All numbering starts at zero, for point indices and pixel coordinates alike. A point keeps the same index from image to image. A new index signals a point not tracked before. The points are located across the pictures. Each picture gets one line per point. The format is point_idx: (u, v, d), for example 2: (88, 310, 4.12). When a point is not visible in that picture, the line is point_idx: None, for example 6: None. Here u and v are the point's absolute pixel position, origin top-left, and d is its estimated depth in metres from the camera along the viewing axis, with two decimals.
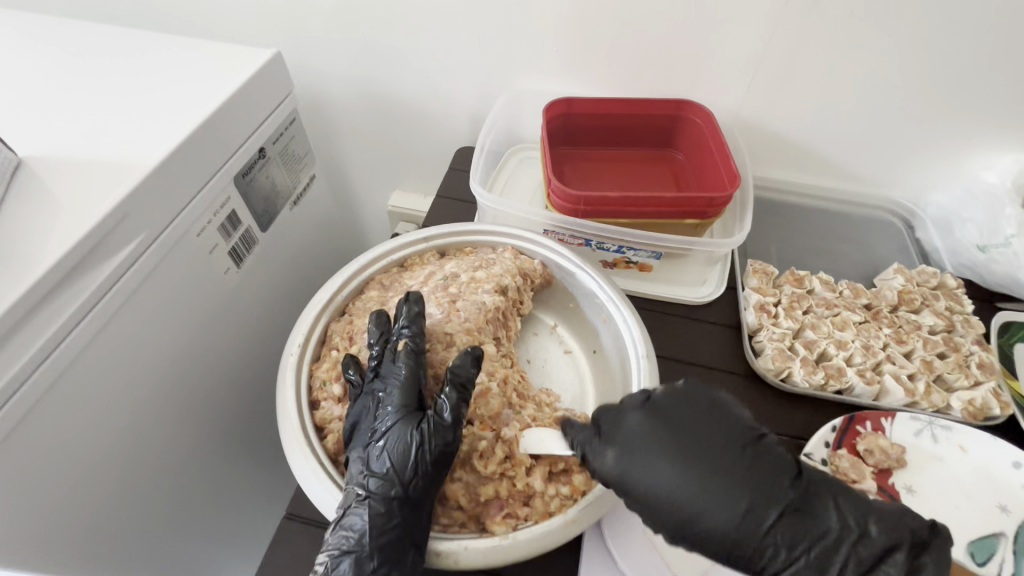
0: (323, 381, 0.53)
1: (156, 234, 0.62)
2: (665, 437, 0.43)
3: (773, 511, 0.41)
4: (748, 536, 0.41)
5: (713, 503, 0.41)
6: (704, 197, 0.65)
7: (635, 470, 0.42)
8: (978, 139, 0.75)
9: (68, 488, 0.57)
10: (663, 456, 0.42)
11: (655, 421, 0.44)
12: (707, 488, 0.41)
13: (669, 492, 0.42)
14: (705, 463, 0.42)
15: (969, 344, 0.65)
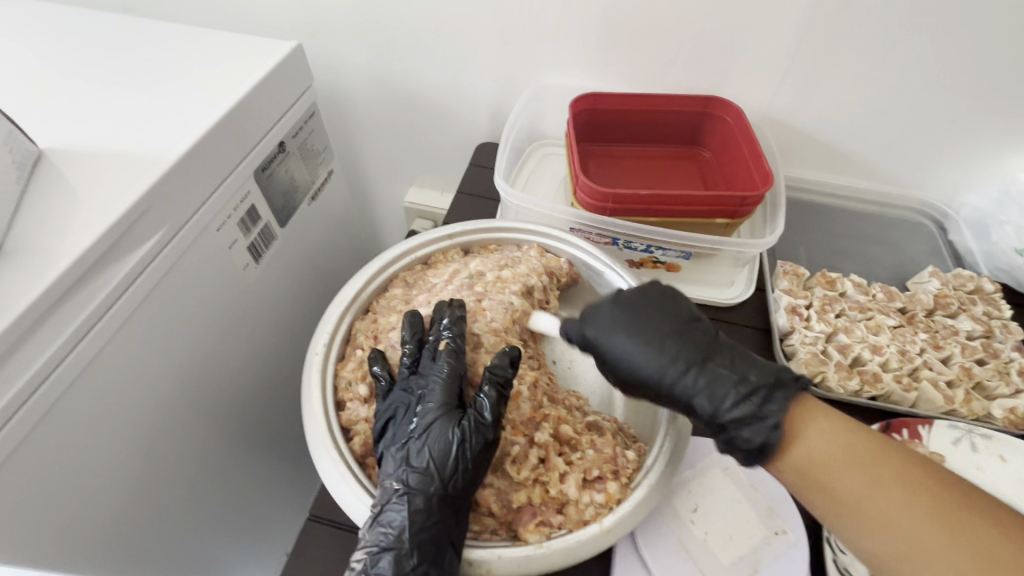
0: (349, 381, 0.52)
1: (177, 229, 0.61)
2: (628, 317, 0.51)
3: (715, 365, 0.46)
4: (681, 370, 0.47)
5: (652, 367, 0.48)
6: (737, 197, 0.63)
7: (605, 343, 0.51)
8: (1017, 139, 0.73)
9: (90, 484, 0.56)
10: (620, 328, 0.50)
11: (622, 301, 0.52)
12: (657, 350, 0.48)
13: (626, 370, 0.49)
14: (653, 338, 0.49)
15: (1007, 350, 0.64)
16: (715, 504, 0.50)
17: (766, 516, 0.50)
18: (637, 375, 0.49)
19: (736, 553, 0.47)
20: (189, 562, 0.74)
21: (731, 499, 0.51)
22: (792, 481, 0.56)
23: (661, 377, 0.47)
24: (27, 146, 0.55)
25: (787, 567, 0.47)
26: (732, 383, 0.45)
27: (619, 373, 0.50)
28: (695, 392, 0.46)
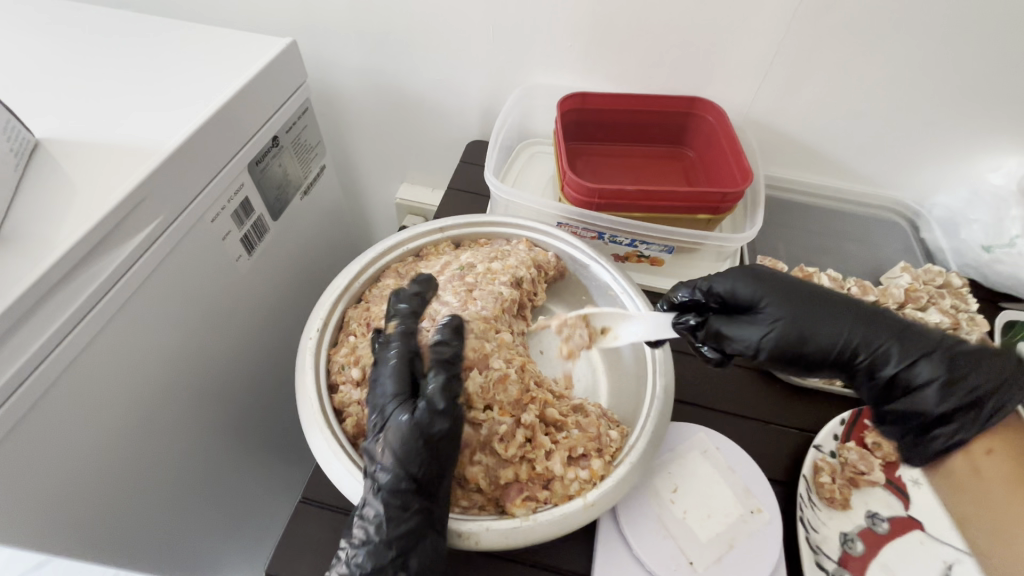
0: (342, 365, 0.53)
1: (171, 218, 0.62)
2: (786, 288, 0.50)
3: (893, 339, 0.46)
4: (858, 330, 0.46)
5: (822, 326, 0.47)
6: (718, 193, 0.65)
7: (748, 299, 0.50)
8: (984, 141, 0.77)
9: (85, 466, 0.57)
10: (769, 288, 0.50)
11: (756, 268, 0.52)
12: (815, 310, 0.48)
13: (799, 332, 0.47)
14: (801, 302, 0.48)
15: (975, 341, 0.66)
16: (694, 484, 0.52)
17: (743, 495, 0.52)
18: (807, 334, 0.47)
19: (714, 531, 0.49)
20: (179, 550, 0.75)
21: (710, 480, 0.53)
22: (769, 465, 0.58)
23: (835, 339, 0.46)
24: (24, 136, 0.56)
25: (762, 544, 0.49)
26: (903, 340, 0.46)
27: (784, 334, 0.47)
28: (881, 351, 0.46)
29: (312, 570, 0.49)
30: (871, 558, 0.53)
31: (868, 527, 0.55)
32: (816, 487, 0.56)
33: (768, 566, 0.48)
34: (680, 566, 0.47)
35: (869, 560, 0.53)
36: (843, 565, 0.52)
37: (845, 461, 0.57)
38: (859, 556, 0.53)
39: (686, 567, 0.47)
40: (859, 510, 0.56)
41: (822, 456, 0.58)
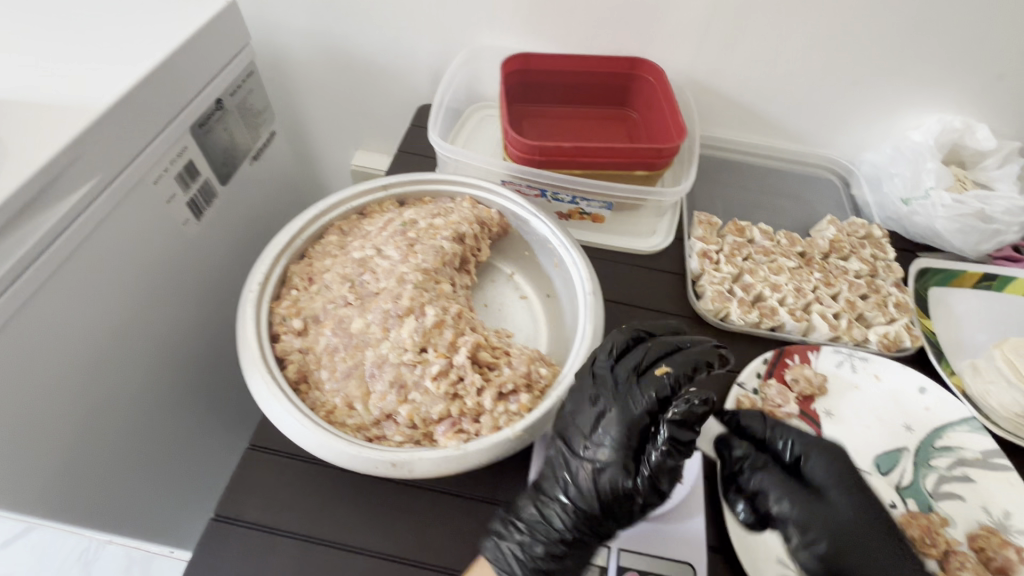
0: (284, 316, 0.55)
1: (111, 177, 0.61)
2: (854, 484, 0.54)
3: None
4: (894, 560, 0.49)
5: (888, 517, 0.52)
6: (653, 149, 0.68)
7: (818, 473, 0.54)
8: (906, 100, 0.81)
9: (43, 432, 0.57)
10: (854, 494, 0.53)
11: (836, 452, 0.56)
12: (895, 545, 0.50)
13: (859, 498, 0.52)
14: (864, 507, 0.52)
15: (888, 287, 0.72)
16: None
17: None
18: (862, 495, 0.53)
19: None
20: (147, 511, 0.75)
21: None
22: None
23: (901, 526, 0.52)
24: None
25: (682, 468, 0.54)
26: None
27: (836, 461, 0.55)
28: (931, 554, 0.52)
29: (261, 509, 0.52)
30: None
31: None
32: None
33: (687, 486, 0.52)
34: None
35: None
36: None
37: (765, 397, 0.63)
38: None
39: None
40: None
41: (745, 393, 0.62)
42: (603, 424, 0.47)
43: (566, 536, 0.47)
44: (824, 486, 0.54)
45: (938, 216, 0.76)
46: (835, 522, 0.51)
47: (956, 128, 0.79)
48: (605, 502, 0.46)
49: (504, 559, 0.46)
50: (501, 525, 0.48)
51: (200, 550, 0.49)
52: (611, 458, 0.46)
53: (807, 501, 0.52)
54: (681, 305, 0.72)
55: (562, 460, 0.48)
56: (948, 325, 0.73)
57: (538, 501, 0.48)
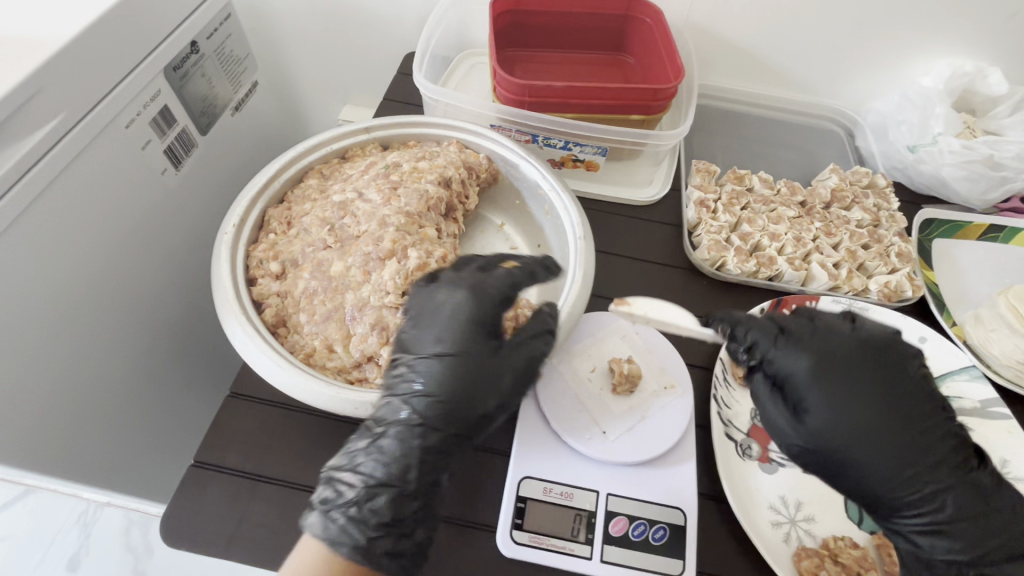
0: (260, 260, 0.53)
1: (78, 118, 0.58)
2: (851, 387, 0.46)
3: (933, 485, 0.45)
4: (903, 467, 0.45)
5: (882, 413, 0.46)
6: (649, 89, 0.65)
7: (803, 379, 0.47)
8: (916, 43, 0.77)
9: (21, 382, 0.55)
10: (846, 398, 0.46)
11: (824, 351, 0.47)
12: (906, 446, 0.45)
13: (840, 402, 0.46)
14: (864, 412, 0.45)
15: (891, 236, 0.69)
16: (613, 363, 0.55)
17: (657, 373, 0.54)
18: (851, 402, 0.46)
19: (629, 404, 0.52)
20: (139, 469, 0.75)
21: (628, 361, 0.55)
22: (690, 351, 0.61)
23: (902, 424, 0.46)
24: None
25: (674, 413, 0.52)
26: (944, 489, 0.45)
27: (811, 370, 0.46)
28: (936, 451, 0.46)
29: (242, 456, 0.51)
30: None
31: None
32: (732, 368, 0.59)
33: (679, 431, 0.51)
34: (595, 437, 0.50)
35: None
36: (751, 436, 0.55)
37: None
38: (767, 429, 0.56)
39: (599, 438, 0.50)
40: None
41: None
42: (444, 316, 0.45)
43: (411, 462, 0.42)
44: (811, 393, 0.46)
45: (945, 163, 0.73)
46: (819, 437, 0.46)
47: (967, 72, 0.76)
48: (443, 408, 0.43)
49: (337, 526, 0.40)
50: (323, 482, 0.42)
51: (179, 496, 0.48)
52: (448, 351, 0.44)
53: (792, 421, 0.47)
54: (677, 256, 0.70)
55: (396, 379, 0.44)
56: (950, 276, 0.71)
57: (374, 434, 0.43)
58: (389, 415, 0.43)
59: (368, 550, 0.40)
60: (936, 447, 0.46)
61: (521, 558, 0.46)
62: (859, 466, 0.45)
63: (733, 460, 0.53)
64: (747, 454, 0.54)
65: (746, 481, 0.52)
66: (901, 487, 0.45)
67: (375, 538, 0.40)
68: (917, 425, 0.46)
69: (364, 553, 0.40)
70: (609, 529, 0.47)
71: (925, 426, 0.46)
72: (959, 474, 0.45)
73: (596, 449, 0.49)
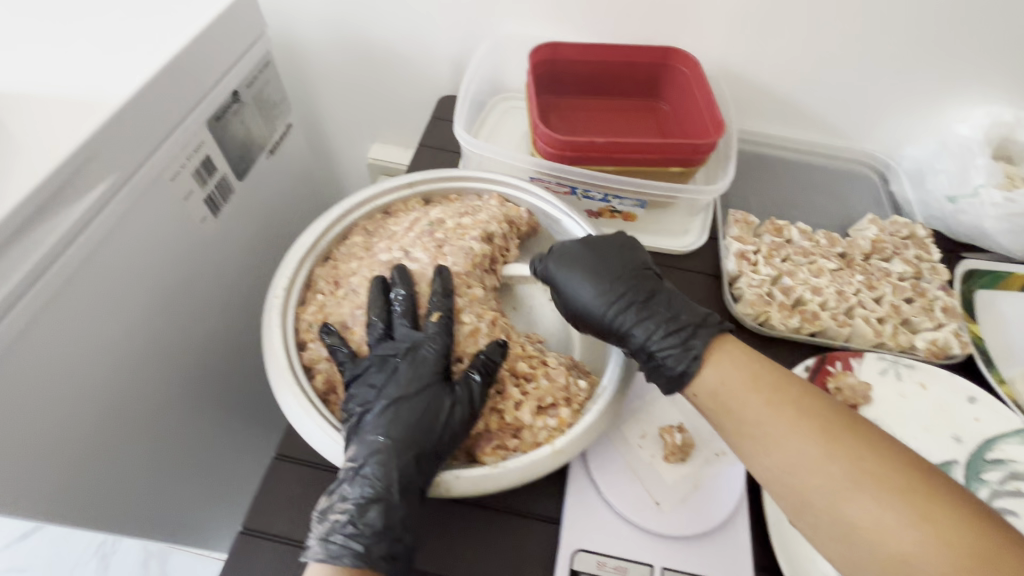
0: (310, 323, 0.53)
1: (128, 175, 0.59)
2: (600, 258, 0.55)
3: (666, 328, 0.50)
4: (646, 319, 0.51)
5: (618, 275, 0.54)
6: (690, 144, 0.65)
7: (568, 278, 0.55)
8: (954, 91, 0.77)
9: (60, 439, 0.55)
10: (583, 271, 0.54)
11: (590, 242, 0.56)
12: (644, 302, 0.52)
13: (596, 280, 0.54)
14: (610, 279, 0.53)
15: (934, 290, 0.68)
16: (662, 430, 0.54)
17: (708, 440, 0.54)
18: (583, 282, 0.54)
19: (680, 473, 0.52)
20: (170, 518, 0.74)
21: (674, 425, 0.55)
22: None
23: (628, 285, 0.53)
24: None
25: (728, 484, 0.51)
26: (677, 334, 0.50)
27: (565, 249, 0.56)
28: (660, 300, 0.52)
29: (290, 523, 0.50)
30: None
31: None
32: None
33: (732, 503, 0.50)
34: (647, 508, 0.50)
35: None
36: None
37: None
38: None
39: (652, 509, 0.50)
40: None
41: None
42: (400, 368, 0.48)
43: (393, 477, 0.43)
44: (565, 280, 0.55)
45: (987, 215, 0.72)
46: (595, 308, 0.53)
47: (1007, 122, 0.75)
48: (416, 428, 0.45)
49: (337, 546, 0.40)
50: (320, 507, 0.43)
51: (229, 565, 0.47)
52: (414, 388, 0.47)
53: (566, 301, 0.55)
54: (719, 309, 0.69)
55: (356, 417, 0.46)
56: (994, 330, 0.70)
57: (353, 465, 0.44)
58: (362, 449, 0.44)
59: (369, 557, 0.41)
60: (667, 300, 0.52)
61: None
62: (597, 312, 0.53)
63: (786, 529, 0.52)
64: None
65: (801, 553, 0.51)
66: (656, 335, 0.50)
67: (373, 544, 0.41)
68: (642, 287, 0.53)
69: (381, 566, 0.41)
70: None
71: (636, 290, 0.53)
72: (676, 323, 0.50)
73: (649, 521, 0.49)
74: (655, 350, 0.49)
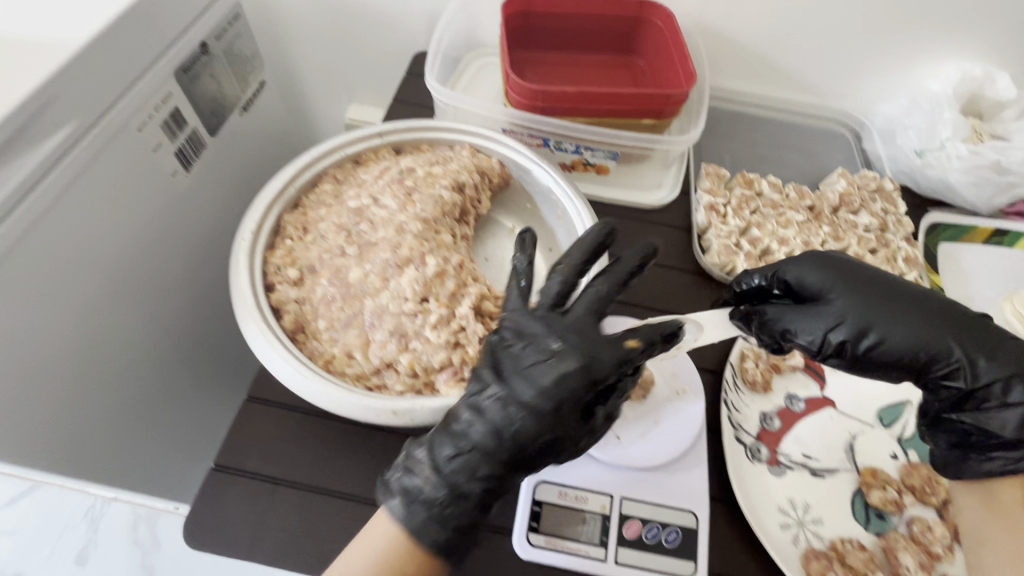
0: (278, 266, 0.54)
1: (92, 122, 0.58)
2: (845, 273, 0.50)
3: (981, 355, 0.46)
4: (938, 343, 0.46)
5: (884, 293, 0.48)
6: (662, 94, 0.65)
7: (814, 289, 0.50)
8: (927, 46, 0.77)
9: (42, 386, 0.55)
10: (853, 283, 0.49)
11: (822, 257, 0.51)
12: (945, 325, 0.47)
13: (859, 296, 0.48)
14: (873, 295, 0.48)
15: (897, 241, 0.70)
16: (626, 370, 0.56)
17: (670, 379, 0.56)
18: (892, 309, 0.47)
19: (641, 410, 0.54)
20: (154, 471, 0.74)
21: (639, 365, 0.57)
22: (700, 356, 0.62)
23: (927, 309, 0.48)
24: None
25: (686, 418, 0.54)
26: (1003, 361, 0.45)
27: (827, 264, 0.51)
28: (958, 319, 0.47)
29: (261, 460, 0.51)
30: (785, 434, 0.57)
31: (786, 406, 0.59)
32: (741, 373, 0.60)
33: (689, 437, 0.52)
34: (608, 442, 0.52)
35: (784, 435, 0.57)
36: (760, 439, 0.56)
37: (770, 350, 0.61)
38: (774, 432, 0.57)
39: (613, 443, 0.52)
40: (778, 392, 0.60)
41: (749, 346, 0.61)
42: (528, 352, 0.43)
43: (488, 482, 0.42)
44: (821, 291, 0.50)
45: (953, 169, 0.74)
46: (841, 324, 0.47)
47: (975, 77, 0.76)
48: (546, 410, 0.41)
49: (418, 523, 0.41)
50: (401, 471, 0.43)
51: (201, 500, 0.49)
52: (559, 350, 0.42)
53: (829, 315, 0.48)
54: (688, 260, 0.70)
55: (484, 397, 0.42)
56: (956, 280, 0.72)
57: (457, 448, 0.42)
58: (473, 435, 0.42)
59: (446, 548, 0.41)
60: (964, 325, 0.47)
61: (537, 560, 0.47)
62: (922, 336, 0.46)
63: (743, 464, 0.54)
64: (757, 457, 0.55)
65: (755, 485, 0.53)
66: (938, 349, 0.46)
67: (451, 537, 0.41)
68: (949, 313, 0.48)
69: (447, 550, 0.41)
70: (623, 531, 0.48)
71: (967, 314, 0.48)
72: (995, 351, 0.46)
73: (609, 453, 0.51)
74: (956, 364, 0.46)
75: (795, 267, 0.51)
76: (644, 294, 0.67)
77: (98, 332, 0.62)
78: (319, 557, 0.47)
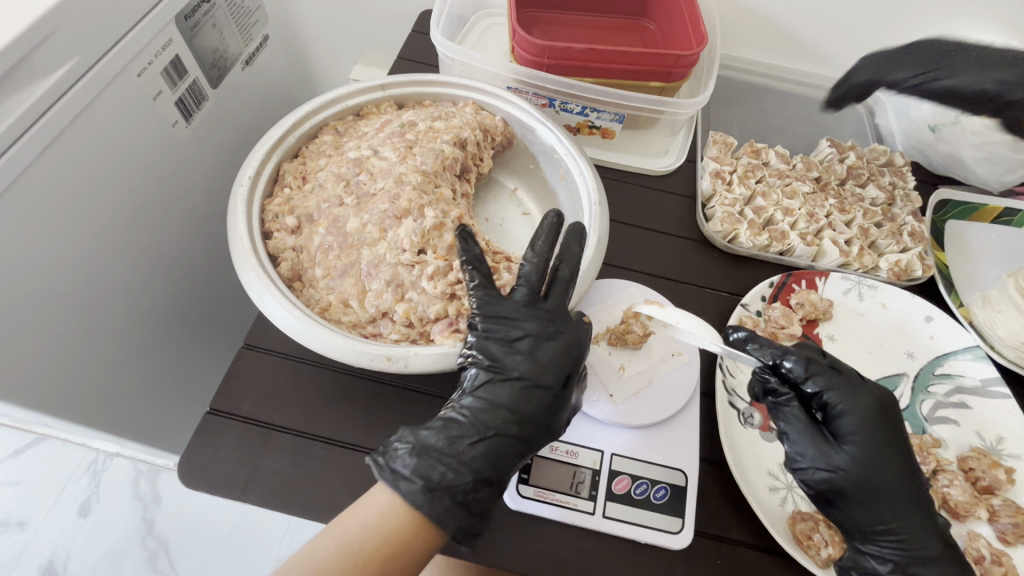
0: (276, 214, 0.53)
1: (90, 63, 0.57)
2: (882, 424, 0.48)
3: (912, 538, 0.46)
4: (894, 514, 0.46)
5: (900, 464, 0.47)
6: (671, 55, 0.63)
7: (840, 418, 0.49)
8: (951, 18, 0.74)
9: (37, 326, 0.55)
10: (877, 435, 0.48)
11: (873, 399, 0.49)
12: (914, 506, 0.47)
13: (871, 452, 0.47)
14: (885, 454, 0.47)
15: (904, 216, 0.69)
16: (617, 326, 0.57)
17: (666, 341, 0.56)
18: (891, 474, 0.47)
19: (636, 368, 0.54)
20: (151, 423, 0.75)
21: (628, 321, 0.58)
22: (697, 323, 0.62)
23: (913, 488, 0.47)
24: None
25: (681, 380, 0.54)
26: (926, 541, 0.46)
27: (869, 411, 0.48)
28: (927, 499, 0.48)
29: (255, 406, 0.52)
30: None
31: None
32: None
33: (682, 397, 0.53)
34: (601, 399, 0.52)
35: None
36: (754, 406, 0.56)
37: (769, 318, 0.61)
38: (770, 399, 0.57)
39: (606, 401, 0.52)
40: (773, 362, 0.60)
41: (748, 314, 0.61)
42: (528, 342, 0.46)
43: (508, 464, 0.43)
44: (841, 424, 0.49)
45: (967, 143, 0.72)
46: (838, 466, 0.47)
47: (996, 51, 0.74)
48: (552, 411, 0.45)
49: (439, 505, 0.40)
50: (412, 457, 0.41)
51: (194, 441, 0.49)
52: (560, 330, 0.47)
53: (823, 449, 0.48)
54: (690, 227, 0.70)
55: (497, 381, 0.45)
56: (962, 258, 0.71)
57: (479, 430, 0.43)
58: (494, 420, 0.44)
59: (466, 533, 0.41)
60: (934, 518, 0.47)
61: (526, 510, 0.48)
62: (873, 515, 0.47)
63: (734, 427, 0.54)
64: (749, 422, 0.55)
65: (746, 450, 0.53)
66: (881, 516, 0.46)
67: (474, 523, 0.41)
68: (925, 495, 0.48)
69: (456, 539, 0.40)
70: (612, 486, 0.49)
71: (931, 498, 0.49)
72: (933, 538, 0.46)
73: (602, 410, 0.52)
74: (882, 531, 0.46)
75: (842, 391, 0.49)
76: (646, 259, 0.66)
77: (94, 281, 0.62)
78: (309, 500, 0.48)
